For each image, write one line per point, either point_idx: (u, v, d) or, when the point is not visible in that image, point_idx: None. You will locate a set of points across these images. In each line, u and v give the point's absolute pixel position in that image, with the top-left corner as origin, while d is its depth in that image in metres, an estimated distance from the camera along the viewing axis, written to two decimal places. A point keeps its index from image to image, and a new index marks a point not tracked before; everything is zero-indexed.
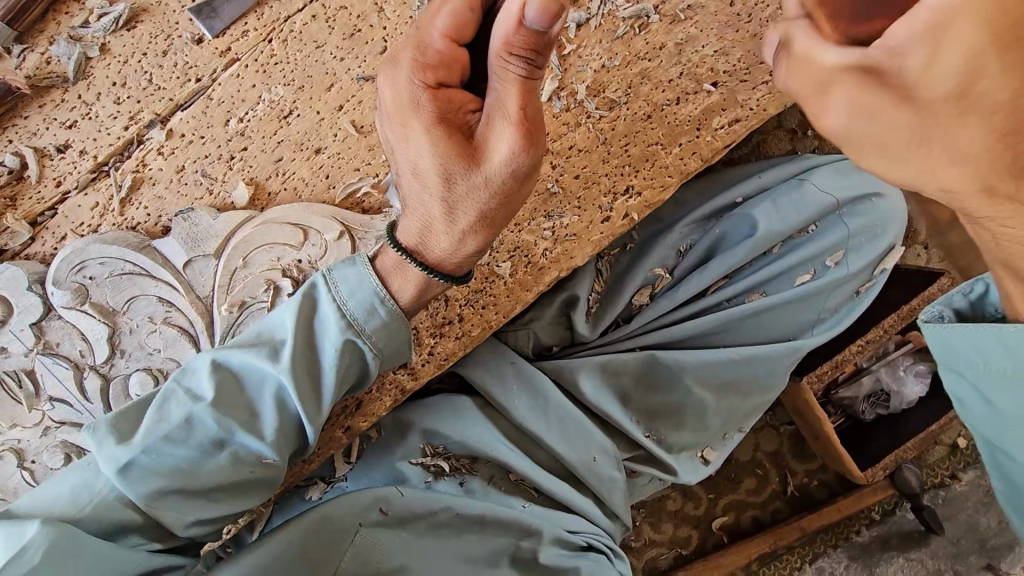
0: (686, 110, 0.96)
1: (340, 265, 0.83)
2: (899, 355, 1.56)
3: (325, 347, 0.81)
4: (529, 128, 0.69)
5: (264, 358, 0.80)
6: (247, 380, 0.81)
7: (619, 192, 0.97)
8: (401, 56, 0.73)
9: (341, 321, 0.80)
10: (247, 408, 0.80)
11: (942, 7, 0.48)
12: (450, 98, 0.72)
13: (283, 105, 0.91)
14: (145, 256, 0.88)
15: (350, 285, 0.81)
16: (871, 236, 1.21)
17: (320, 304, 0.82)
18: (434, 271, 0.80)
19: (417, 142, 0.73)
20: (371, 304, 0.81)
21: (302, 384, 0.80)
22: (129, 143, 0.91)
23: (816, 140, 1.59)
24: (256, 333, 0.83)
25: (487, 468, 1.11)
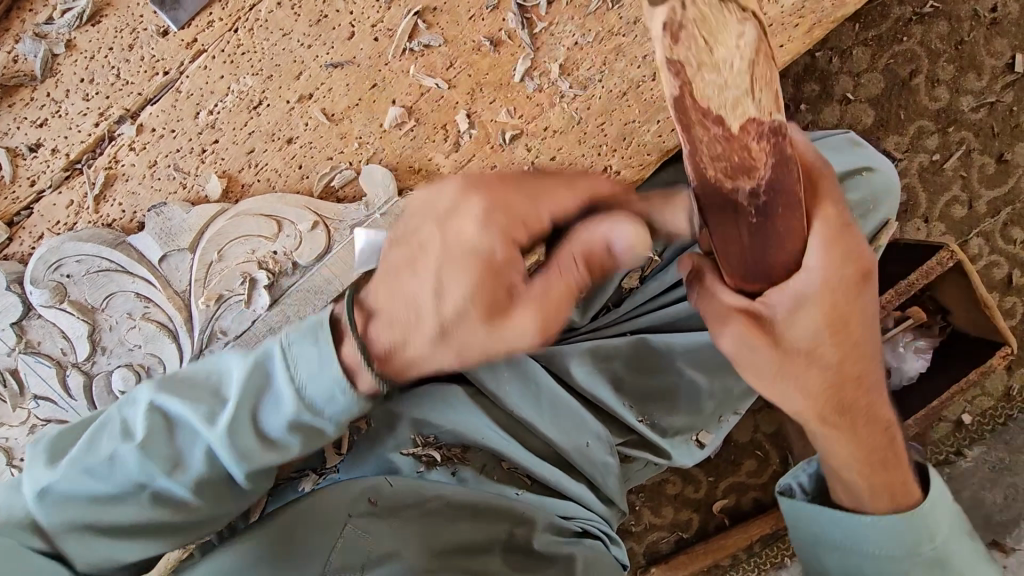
0: (664, 85, 0.94)
1: (302, 337, 0.67)
2: (900, 332, 1.53)
3: (272, 422, 0.67)
4: (560, 303, 0.64)
5: (205, 415, 0.67)
6: (181, 426, 0.68)
7: (597, 172, 0.95)
8: (480, 186, 0.66)
9: (297, 403, 0.66)
10: (171, 458, 0.67)
11: (816, 290, 0.63)
12: (504, 257, 0.65)
13: (252, 96, 0.90)
14: (120, 252, 0.88)
15: (313, 364, 0.66)
16: (864, 213, 1.07)
17: (276, 376, 0.67)
18: (398, 408, 0.71)
19: (460, 267, 0.64)
20: (333, 391, 0.66)
21: (243, 451, 0.67)
22: (101, 139, 0.90)
23: (808, 114, 1.56)
24: (203, 372, 0.71)
25: (479, 457, 1.11)
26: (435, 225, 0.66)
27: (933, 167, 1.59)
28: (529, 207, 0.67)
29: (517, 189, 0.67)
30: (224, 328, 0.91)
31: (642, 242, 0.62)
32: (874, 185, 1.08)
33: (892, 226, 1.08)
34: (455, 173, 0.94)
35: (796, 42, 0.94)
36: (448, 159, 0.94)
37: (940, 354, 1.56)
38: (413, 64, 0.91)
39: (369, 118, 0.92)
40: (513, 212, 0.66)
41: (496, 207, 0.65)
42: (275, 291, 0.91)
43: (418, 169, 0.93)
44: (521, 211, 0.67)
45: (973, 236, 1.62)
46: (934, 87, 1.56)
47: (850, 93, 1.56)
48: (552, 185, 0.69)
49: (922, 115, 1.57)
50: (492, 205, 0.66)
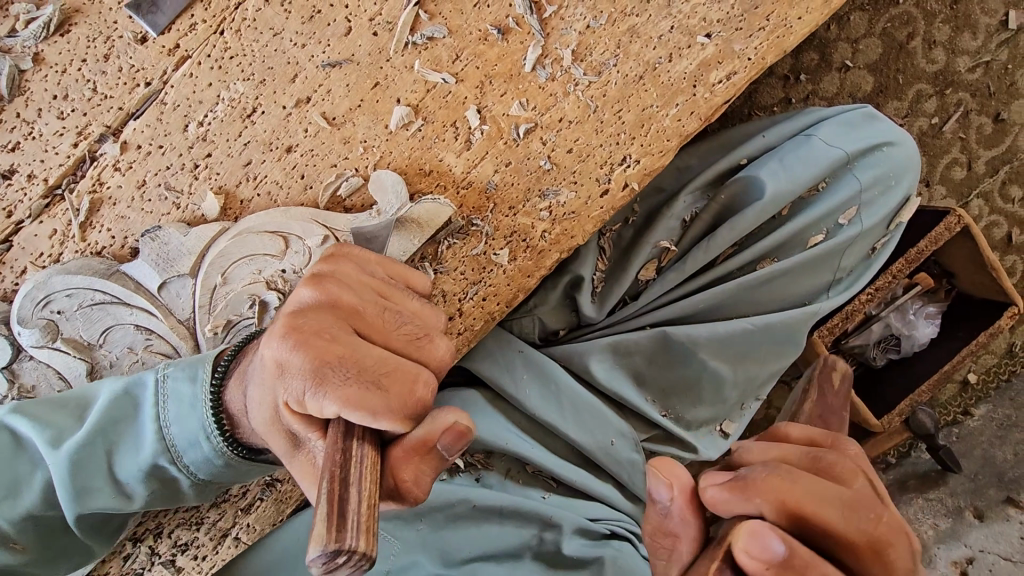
0: (680, 66, 0.89)
1: (180, 374, 0.76)
2: (908, 298, 1.53)
3: (129, 462, 0.76)
4: (368, 398, 0.57)
5: (52, 443, 0.73)
6: (30, 449, 0.74)
7: (616, 162, 0.91)
8: (315, 335, 0.62)
9: (159, 443, 0.75)
10: (8, 479, 0.72)
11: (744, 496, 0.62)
12: (320, 375, 0.59)
13: (244, 103, 0.83)
14: (116, 283, 0.81)
15: (179, 408, 0.75)
16: (884, 188, 1.14)
17: (145, 411, 0.77)
18: (237, 443, 0.75)
19: (296, 334, 0.62)
20: (193, 440, 0.75)
21: (83, 481, 0.74)
22: (82, 161, 0.83)
23: (809, 84, 1.53)
24: (62, 402, 0.77)
25: (504, 461, 1.11)
26: (272, 324, 0.66)
27: (932, 131, 1.58)
28: (372, 309, 0.67)
29: (358, 292, 0.68)
30: None
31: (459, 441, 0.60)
32: (888, 164, 1.14)
33: (914, 201, 1.16)
34: (468, 173, 0.89)
35: (815, 14, 0.90)
36: (460, 158, 0.88)
37: (946, 318, 1.56)
38: (416, 58, 0.85)
39: (373, 119, 0.86)
40: (345, 313, 0.65)
41: (327, 306, 0.66)
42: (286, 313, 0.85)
43: (430, 171, 0.88)
44: (348, 319, 0.65)
45: (973, 197, 1.62)
46: (931, 49, 1.54)
47: (849, 59, 1.53)
48: (403, 295, 0.71)
49: (919, 78, 1.55)
50: (323, 304, 0.66)
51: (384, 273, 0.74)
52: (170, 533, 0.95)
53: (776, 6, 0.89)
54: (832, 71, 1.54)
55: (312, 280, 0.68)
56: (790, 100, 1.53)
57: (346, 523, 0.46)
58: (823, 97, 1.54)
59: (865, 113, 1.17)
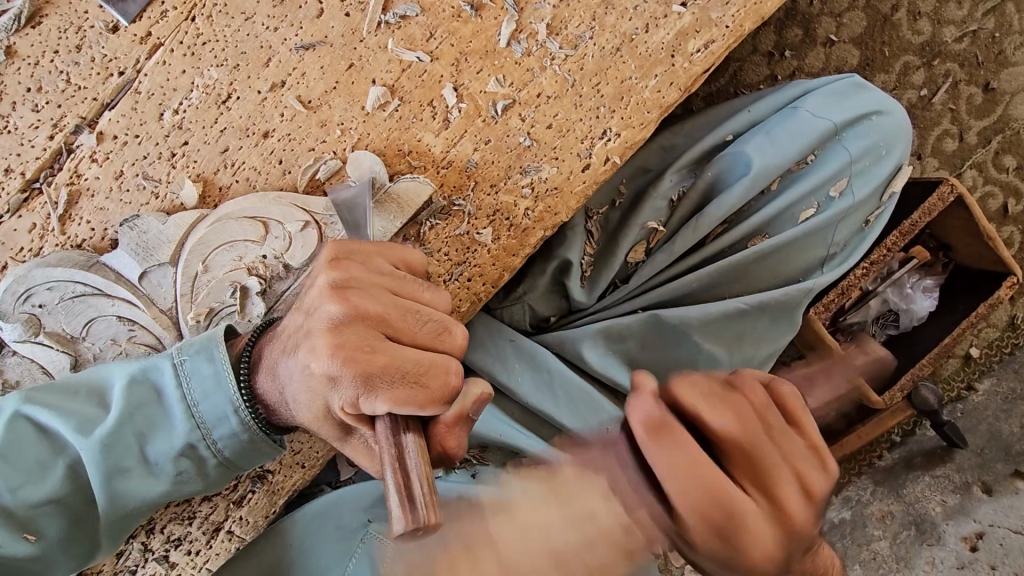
0: (657, 37, 0.89)
1: (195, 354, 0.75)
2: (904, 273, 1.51)
3: (160, 443, 0.76)
4: (416, 397, 0.60)
5: (79, 428, 0.74)
6: (56, 435, 0.75)
7: (597, 136, 0.90)
8: (352, 350, 0.62)
9: (187, 421, 0.75)
10: (37, 464, 0.73)
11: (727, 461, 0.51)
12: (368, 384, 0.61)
13: (219, 89, 0.83)
14: (95, 274, 0.81)
15: (203, 385, 0.75)
16: (875, 158, 1.13)
17: (165, 392, 0.76)
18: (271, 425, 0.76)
19: (333, 348, 0.63)
20: (221, 414, 0.75)
21: (114, 463, 0.74)
22: (58, 153, 0.82)
23: (795, 61, 1.52)
24: (78, 387, 0.77)
25: (499, 456, 1.09)
26: (305, 338, 0.66)
27: (922, 103, 1.56)
28: (394, 310, 0.65)
29: (376, 295, 0.66)
30: None
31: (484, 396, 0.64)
32: (878, 134, 1.13)
33: (907, 170, 1.14)
34: (447, 152, 0.88)
35: None
36: (439, 137, 0.88)
37: (945, 291, 1.54)
38: (389, 37, 0.85)
39: (349, 100, 0.85)
40: (370, 318, 0.64)
41: (355, 318, 0.64)
42: (269, 299, 0.84)
43: (408, 151, 0.87)
44: (376, 323, 0.64)
45: (967, 168, 1.60)
46: (916, 20, 1.53)
47: (834, 35, 1.52)
48: (417, 287, 0.69)
49: (906, 50, 1.54)
50: (349, 313, 0.64)
51: (390, 264, 0.71)
52: (163, 529, 0.94)
53: None
54: (817, 47, 1.53)
55: (328, 291, 0.66)
56: (776, 78, 1.52)
57: (411, 501, 0.52)
58: (810, 73, 1.53)
59: (852, 84, 1.16)
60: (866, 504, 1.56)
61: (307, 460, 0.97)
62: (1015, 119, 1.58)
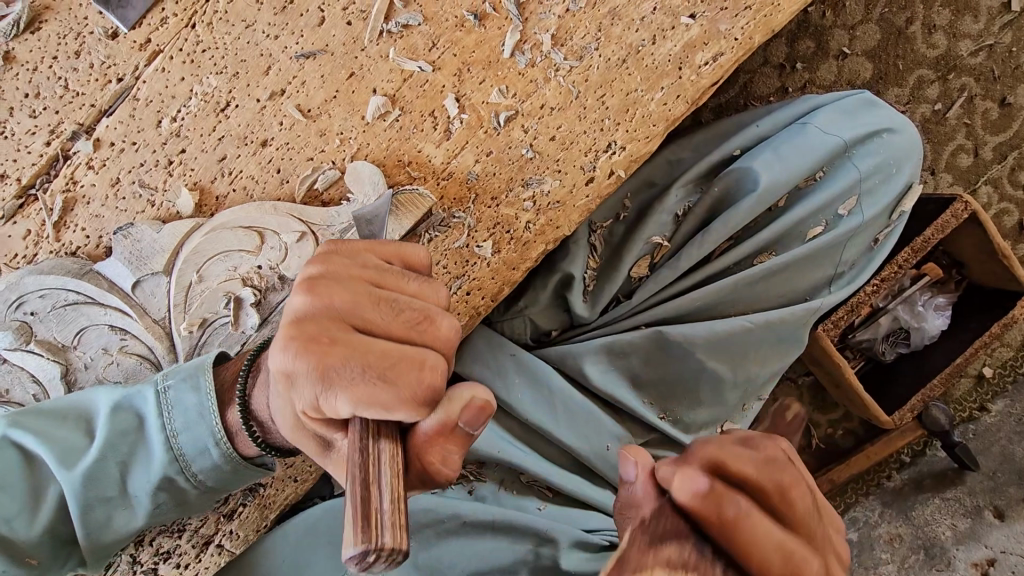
0: (665, 49, 0.87)
1: (180, 383, 0.75)
2: (917, 290, 1.48)
3: (142, 474, 0.75)
4: (380, 397, 0.54)
5: (62, 459, 0.71)
6: (36, 466, 0.72)
7: (601, 149, 0.88)
8: (316, 346, 0.57)
9: (167, 453, 0.74)
10: (20, 495, 0.70)
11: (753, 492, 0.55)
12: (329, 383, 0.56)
13: (218, 97, 0.82)
14: (88, 282, 0.80)
15: (187, 415, 0.74)
16: (885, 177, 1.11)
17: (148, 422, 0.75)
18: (269, 445, 0.74)
19: (293, 344, 0.57)
20: (204, 444, 0.74)
21: (95, 495, 0.73)
22: (55, 160, 0.82)
23: (806, 73, 1.49)
24: (58, 413, 0.74)
25: (497, 471, 1.08)
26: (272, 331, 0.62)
27: (936, 117, 1.54)
28: (368, 305, 0.60)
29: (352, 289, 0.61)
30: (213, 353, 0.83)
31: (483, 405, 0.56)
32: (888, 152, 1.11)
33: (917, 188, 1.12)
34: (448, 163, 0.86)
35: None
36: (440, 149, 0.86)
37: (957, 309, 1.51)
38: (391, 47, 0.83)
39: (349, 110, 0.84)
40: (343, 314, 0.60)
41: (322, 313, 0.59)
42: (263, 310, 0.83)
43: (408, 161, 0.85)
44: (344, 317, 0.60)
45: (982, 184, 1.57)
46: (931, 33, 1.50)
47: (847, 47, 1.50)
48: (398, 276, 0.63)
49: (920, 64, 1.51)
50: (317, 308, 0.60)
51: (378, 258, 0.66)
52: (152, 541, 0.92)
53: None
54: (829, 59, 1.51)
55: (298, 286, 0.62)
56: (786, 90, 1.49)
57: (375, 521, 0.44)
58: (821, 86, 1.51)
59: (863, 100, 1.14)
60: (874, 526, 1.53)
61: (301, 474, 0.96)
62: None
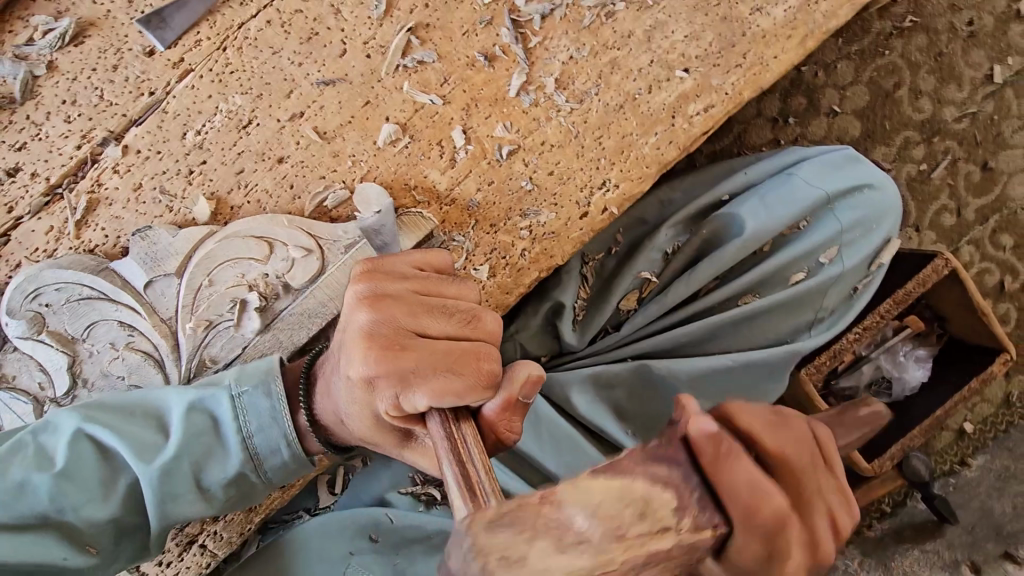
0: (660, 98, 0.93)
1: (254, 388, 0.80)
2: (898, 341, 1.52)
3: (214, 471, 0.80)
4: (453, 385, 0.63)
5: (140, 453, 0.77)
6: (115, 456, 0.77)
7: (596, 186, 0.94)
8: (387, 351, 0.67)
9: (242, 452, 0.80)
10: (96, 485, 0.76)
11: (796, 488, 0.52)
12: (406, 380, 0.65)
13: (241, 115, 0.88)
14: (103, 279, 0.84)
15: (261, 419, 0.79)
16: (865, 231, 1.16)
17: (222, 422, 0.80)
18: (332, 444, 0.82)
19: (368, 351, 0.67)
20: (276, 446, 0.80)
21: (169, 489, 0.77)
22: (83, 163, 0.87)
23: (798, 127, 1.57)
24: (134, 410, 0.80)
25: None
26: (344, 344, 0.71)
27: (921, 177, 1.61)
28: (424, 310, 0.70)
29: (406, 298, 0.70)
30: (214, 355, 0.87)
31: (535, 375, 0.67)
32: (868, 206, 1.16)
33: (895, 242, 1.17)
34: (452, 189, 0.92)
35: (789, 54, 0.94)
36: (444, 175, 0.92)
37: (938, 363, 1.55)
38: (405, 79, 0.90)
39: (362, 135, 0.90)
40: (404, 322, 0.69)
41: (386, 323, 0.69)
42: (266, 316, 0.87)
43: (413, 185, 0.91)
44: (405, 323, 0.69)
45: (964, 243, 1.63)
46: (917, 98, 1.59)
47: (837, 106, 1.58)
48: (440, 284, 0.73)
49: (906, 125, 1.59)
50: (381, 320, 0.69)
51: (417, 265, 0.75)
52: None
53: (753, 45, 0.93)
54: (821, 115, 1.59)
55: (359, 302, 0.71)
56: (779, 141, 1.57)
57: (479, 488, 0.52)
58: (812, 140, 1.58)
59: (848, 156, 1.20)
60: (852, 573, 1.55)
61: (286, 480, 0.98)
62: (1012, 200, 1.62)
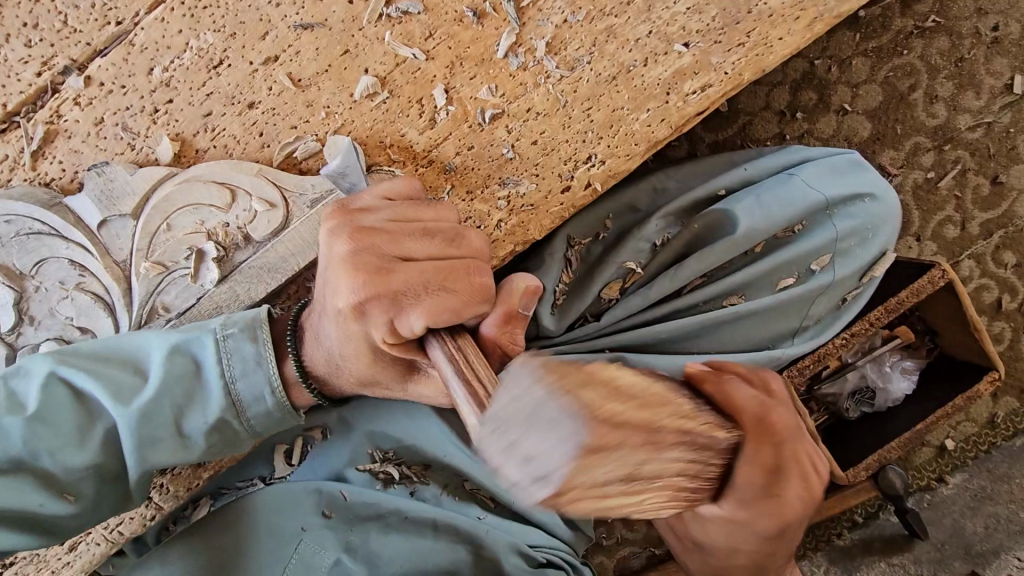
0: (655, 72, 0.89)
1: (237, 333, 0.77)
2: (887, 351, 1.49)
3: (194, 417, 0.75)
4: (448, 303, 0.64)
5: (118, 397, 0.73)
6: (90, 401, 0.73)
7: (581, 160, 0.90)
8: (373, 276, 0.65)
9: (224, 398, 0.75)
10: (69, 431, 0.72)
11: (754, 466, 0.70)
12: (398, 296, 0.65)
13: (212, 54, 0.83)
14: (55, 215, 0.80)
15: (244, 364, 0.76)
16: (861, 240, 1.12)
17: (203, 367, 0.76)
18: (326, 395, 0.80)
19: (352, 278, 0.65)
20: (260, 392, 0.76)
21: (147, 434, 0.73)
22: (43, 92, 0.83)
23: (805, 123, 1.52)
24: (111, 355, 0.76)
25: (442, 476, 1.05)
26: (328, 272, 0.69)
27: (927, 185, 1.56)
28: (406, 233, 0.67)
29: (385, 224, 0.68)
30: (167, 305, 0.83)
31: (527, 284, 0.69)
32: (867, 214, 1.12)
33: (889, 256, 1.14)
34: (429, 151, 0.88)
35: (796, 36, 0.89)
36: (422, 136, 0.87)
37: (925, 377, 1.51)
38: (388, 30, 0.85)
39: (338, 86, 0.85)
40: (384, 246, 0.66)
41: (366, 249, 0.66)
42: (223, 269, 0.83)
43: (388, 144, 0.87)
44: (388, 249, 0.66)
45: (965, 257, 1.58)
46: (932, 103, 1.53)
47: (848, 104, 1.52)
48: (417, 207, 0.69)
49: (918, 131, 1.53)
50: (365, 247, 0.66)
51: (396, 193, 0.71)
52: None
53: (758, 24, 0.88)
54: (830, 113, 1.53)
55: (336, 234, 0.68)
56: (784, 136, 1.52)
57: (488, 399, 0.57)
58: (820, 138, 1.53)
59: (851, 160, 1.16)
60: None
61: None
62: (1019, 217, 1.57)
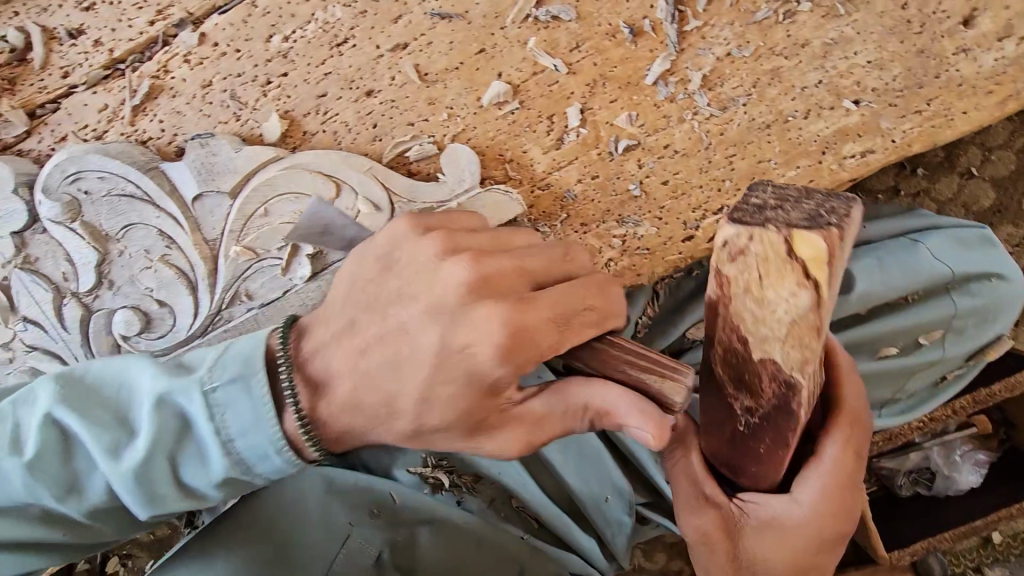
0: (815, 127, 0.79)
1: (230, 376, 0.58)
2: (956, 436, 1.41)
3: (199, 475, 0.59)
4: (588, 318, 0.58)
5: (105, 448, 0.57)
6: (76, 447, 0.58)
7: (710, 211, 0.82)
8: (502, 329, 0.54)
9: (225, 459, 0.58)
10: (53, 485, 0.58)
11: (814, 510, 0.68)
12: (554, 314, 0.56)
13: (338, 30, 0.76)
14: (151, 180, 0.75)
15: (243, 419, 0.58)
16: (978, 321, 1.03)
17: (195, 418, 0.58)
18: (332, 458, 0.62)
19: (473, 320, 0.55)
20: (264, 452, 0.58)
21: (147, 496, 0.58)
22: (152, 42, 0.76)
23: (925, 181, 1.39)
24: (90, 393, 0.59)
25: (490, 490, 1.01)
26: (418, 306, 0.58)
27: None
28: (531, 257, 0.60)
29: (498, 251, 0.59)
30: (251, 292, 0.79)
31: None
32: (992, 298, 1.02)
33: (1006, 343, 1.04)
34: (549, 173, 0.81)
35: (983, 113, 0.79)
36: (545, 155, 0.80)
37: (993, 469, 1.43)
38: (532, 35, 0.76)
39: (467, 87, 0.78)
40: (508, 276, 0.57)
41: (483, 279, 0.56)
42: (316, 265, 0.78)
43: (509, 159, 0.80)
44: (519, 279, 0.58)
45: None
46: None
47: (975, 167, 1.39)
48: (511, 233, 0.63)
49: None
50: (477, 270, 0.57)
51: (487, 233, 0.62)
52: None
53: (943, 92, 0.78)
54: (954, 174, 1.41)
55: (439, 257, 0.58)
56: (898, 191, 1.39)
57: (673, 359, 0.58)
58: (936, 199, 1.40)
59: (985, 236, 1.03)
60: None
61: None
62: None
